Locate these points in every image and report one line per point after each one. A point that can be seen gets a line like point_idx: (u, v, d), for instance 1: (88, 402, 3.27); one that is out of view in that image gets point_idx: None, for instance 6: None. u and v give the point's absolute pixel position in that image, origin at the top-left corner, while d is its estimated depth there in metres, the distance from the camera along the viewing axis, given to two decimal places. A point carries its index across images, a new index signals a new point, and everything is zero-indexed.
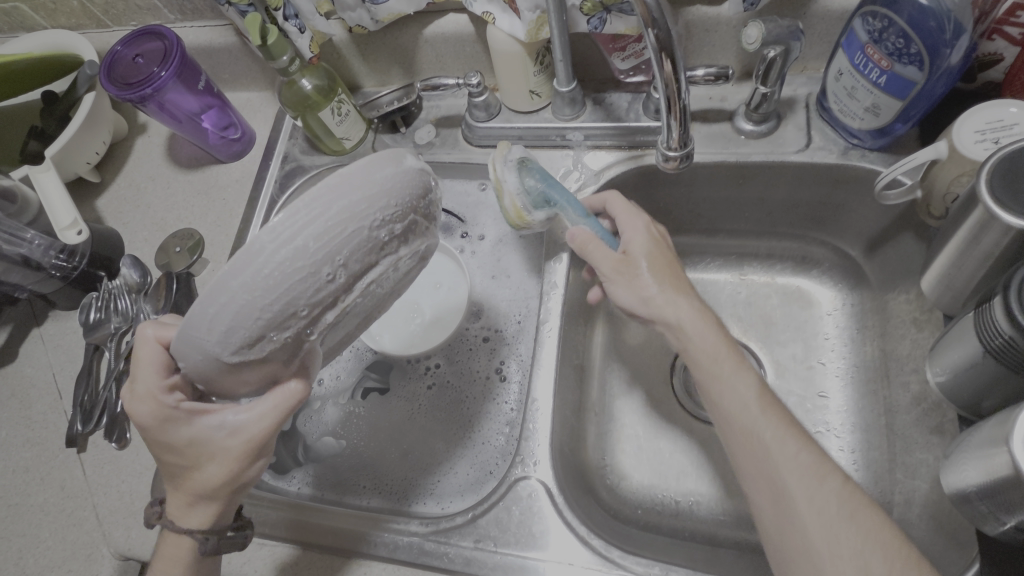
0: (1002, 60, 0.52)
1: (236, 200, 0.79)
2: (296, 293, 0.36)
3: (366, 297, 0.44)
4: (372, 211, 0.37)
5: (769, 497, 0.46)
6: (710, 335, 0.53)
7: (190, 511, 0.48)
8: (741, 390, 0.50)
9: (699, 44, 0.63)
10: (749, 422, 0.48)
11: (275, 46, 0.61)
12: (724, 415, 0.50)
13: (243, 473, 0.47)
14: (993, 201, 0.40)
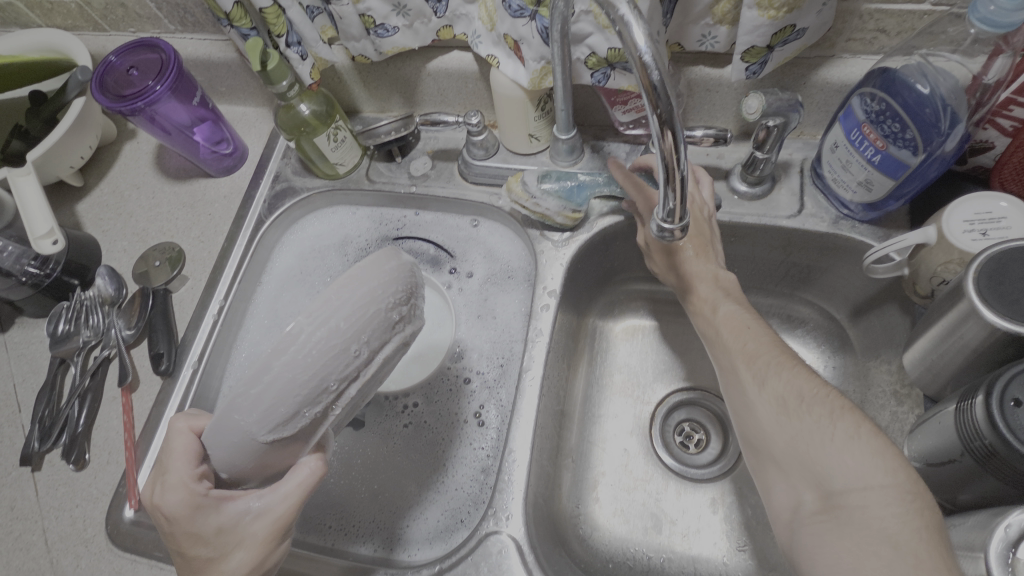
0: (992, 148, 0.53)
1: (221, 215, 0.77)
2: (333, 370, 0.36)
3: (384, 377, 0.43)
4: (398, 287, 0.38)
5: (742, 404, 0.50)
6: (713, 289, 0.57)
7: None
8: (729, 319, 0.55)
9: (699, 102, 0.64)
10: (738, 335, 0.53)
11: (274, 71, 0.60)
12: (716, 339, 0.55)
13: (269, 557, 0.46)
14: (979, 298, 0.40)
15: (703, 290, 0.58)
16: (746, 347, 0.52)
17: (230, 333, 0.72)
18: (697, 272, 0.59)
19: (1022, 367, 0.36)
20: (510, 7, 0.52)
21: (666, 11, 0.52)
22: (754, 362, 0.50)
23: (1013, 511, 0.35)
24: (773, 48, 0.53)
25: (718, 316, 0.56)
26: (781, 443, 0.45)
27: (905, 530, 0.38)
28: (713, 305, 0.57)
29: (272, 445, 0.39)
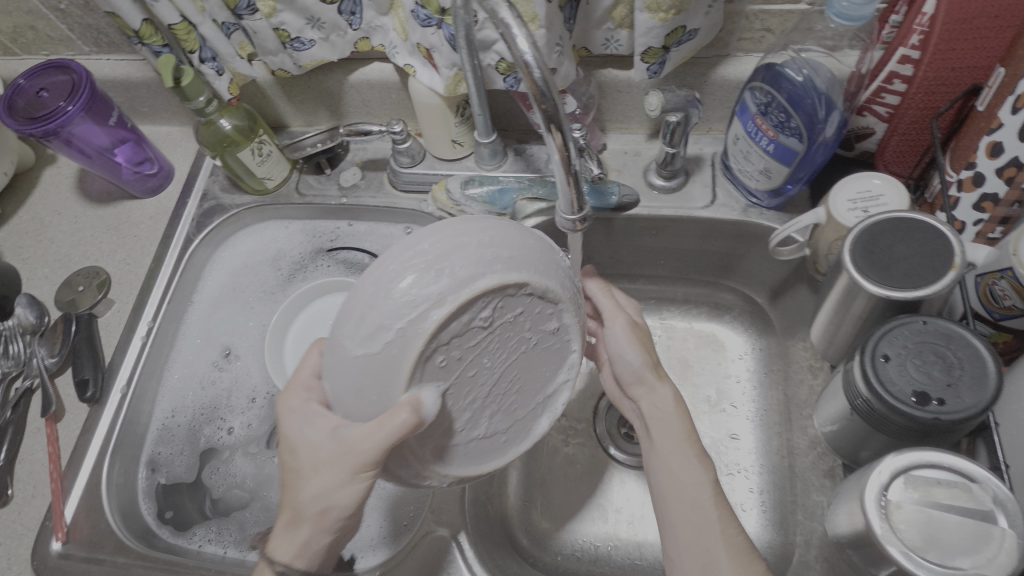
0: (873, 134, 0.58)
1: (148, 237, 0.76)
2: (419, 289, 0.39)
3: (470, 332, 0.42)
4: (489, 230, 0.42)
5: (683, 573, 0.46)
6: (669, 443, 0.51)
7: (282, 537, 0.45)
8: (698, 491, 0.48)
9: (613, 103, 0.67)
10: (703, 506, 0.47)
11: (190, 87, 0.60)
12: (670, 498, 0.49)
13: (334, 496, 0.43)
14: (854, 268, 0.42)
15: (662, 452, 0.51)
16: (716, 530, 0.46)
17: (160, 355, 0.70)
18: (652, 408, 0.53)
19: (888, 324, 0.38)
20: (418, 16, 0.54)
21: (568, 16, 0.55)
22: (721, 552, 0.45)
23: (879, 458, 0.37)
24: (669, 49, 0.56)
25: (669, 473, 0.50)
26: None
27: None
28: (682, 452, 0.50)
29: (370, 369, 0.41)
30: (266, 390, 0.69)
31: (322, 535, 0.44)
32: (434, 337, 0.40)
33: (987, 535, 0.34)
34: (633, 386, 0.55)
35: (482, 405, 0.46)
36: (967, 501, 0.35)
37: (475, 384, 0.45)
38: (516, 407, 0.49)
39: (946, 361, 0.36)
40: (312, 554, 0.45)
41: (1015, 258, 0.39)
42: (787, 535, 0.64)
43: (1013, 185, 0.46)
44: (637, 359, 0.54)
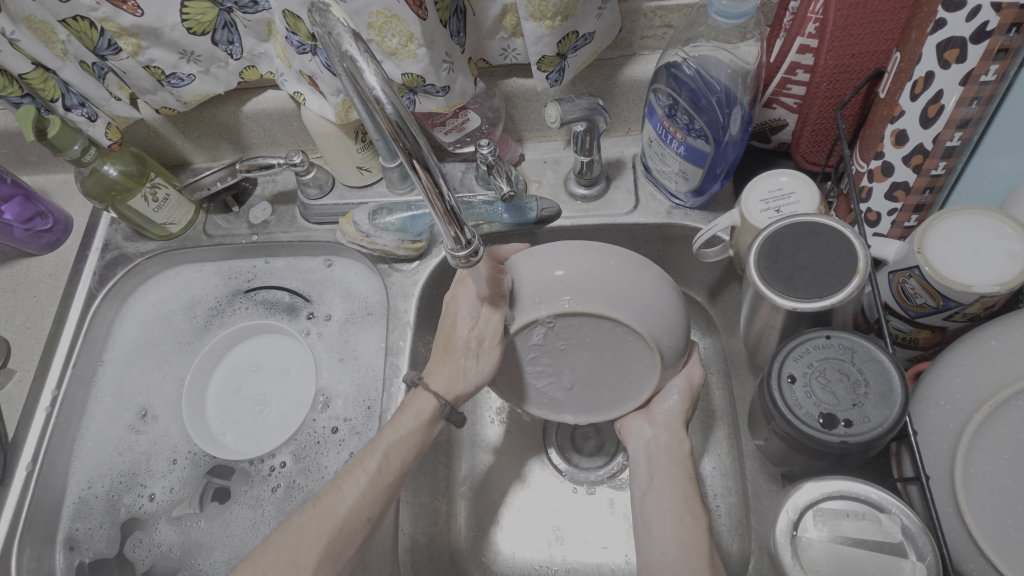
0: (786, 126, 0.56)
1: (48, 296, 0.70)
2: (563, 294, 0.46)
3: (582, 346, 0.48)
4: (628, 270, 0.47)
5: None
6: (674, 477, 0.49)
7: (439, 381, 0.49)
8: (694, 523, 0.46)
9: (525, 112, 0.64)
10: (694, 536, 0.46)
11: (59, 137, 0.55)
12: (665, 526, 0.47)
13: (475, 363, 0.47)
14: (760, 280, 0.40)
15: (665, 485, 0.49)
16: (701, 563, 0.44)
17: (69, 424, 0.66)
18: (667, 446, 0.50)
19: (792, 342, 0.36)
20: (292, 43, 0.51)
21: (457, 29, 0.51)
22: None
23: (789, 494, 0.37)
24: (566, 55, 0.53)
25: (667, 499, 0.48)
26: None
27: None
28: (677, 487, 0.48)
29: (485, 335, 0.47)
30: (187, 449, 0.65)
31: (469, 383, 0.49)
32: (550, 334, 0.48)
33: (897, 569, 0.34)
34: (653, 410, 0.53)
35: (549, 394, 0.52)
36: (874, 533, 0.35)
37: (559, 377, 0.51)
38: (573, 405, 0.53)
39: (851, 378, 0.35)
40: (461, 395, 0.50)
41: (920, 256, 0.38)
42: (743, 541, 0.61)
43: (921, 172, 0.45)
44: (677, 398, 0.52)
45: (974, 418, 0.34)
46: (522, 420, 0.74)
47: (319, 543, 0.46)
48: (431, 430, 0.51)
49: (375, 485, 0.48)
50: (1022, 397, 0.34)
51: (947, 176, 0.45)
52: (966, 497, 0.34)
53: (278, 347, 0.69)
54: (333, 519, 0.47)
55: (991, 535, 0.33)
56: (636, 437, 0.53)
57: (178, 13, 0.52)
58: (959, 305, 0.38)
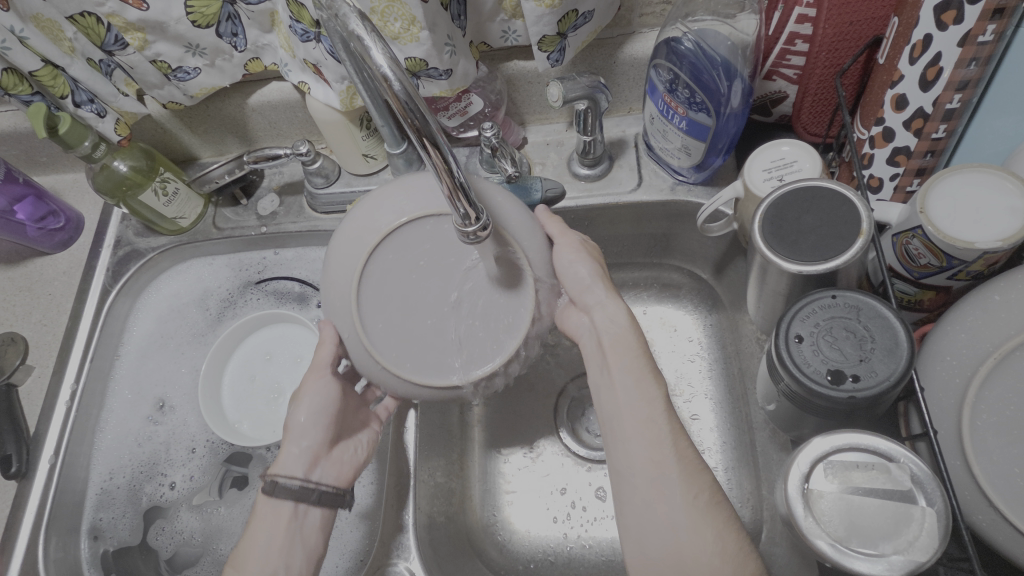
0: (787, 97, 0.56)
1: (63, 293, 0.71)
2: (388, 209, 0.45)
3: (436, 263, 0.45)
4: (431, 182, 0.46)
5: (632, 487, 0.45)
6: (620, 359, 0.48)
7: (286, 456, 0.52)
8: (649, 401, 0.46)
9: (526, 95, 0.65)
10: (653, 410, 0.46)
11: (69, 134, 0.56)
12: (623, 409, 0.47)
13: (295, 430, 0.52)
14: (765, 245, 0.41)
15: (612, 364, 0.49)
16: (665, 440, 0.45)
17: (89, 417, 0.67)
18: (604, 322, 0.50)
19: (798, 302, 0.37)
20: (296, 31, 0.51)
21: (457, 13, 0.52)
22: (672, 464, 0.44)
23: (799, 448, 0.38)
24: (566, 35, 0.54)
25: (618, 384, 0.48)
26: (662, 549, 0.42)
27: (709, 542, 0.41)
28: (623, 366, 0.48)
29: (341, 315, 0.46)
30: (205, 437, 0.66)
31: (295, 451, 0.51)
32: (400, 260, 0.45)
33: (907, 517, 0.35)
34: (582, 299, 0.51)
35: (424, 354, 0.45)
36: (886, 482, 0.36)
37: (424, 330, 0.45)
38: (457, 361, 0.45)
39: (857, 335, 0.35)
40: (294, 467, 0.51)
41: (922, 216, 0.38)
42: (756, 513, 0.62)
43: (922, 136, 0.46)
44: (588, 271, 0.51)
45: (980, 370, 0.35)
46: (530, 401, 0.74)
47: None
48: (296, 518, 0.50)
49: None
50: None
51: (947, 139, 0.46)
52: (974, 447, 0.35)
53: (289, 336, 0.70)
54: None
55: (997, 482, 0.34)
56: (578, 330, 0.52)
57: (182, 7, 0.53)
58: (962, 262, 0.39)
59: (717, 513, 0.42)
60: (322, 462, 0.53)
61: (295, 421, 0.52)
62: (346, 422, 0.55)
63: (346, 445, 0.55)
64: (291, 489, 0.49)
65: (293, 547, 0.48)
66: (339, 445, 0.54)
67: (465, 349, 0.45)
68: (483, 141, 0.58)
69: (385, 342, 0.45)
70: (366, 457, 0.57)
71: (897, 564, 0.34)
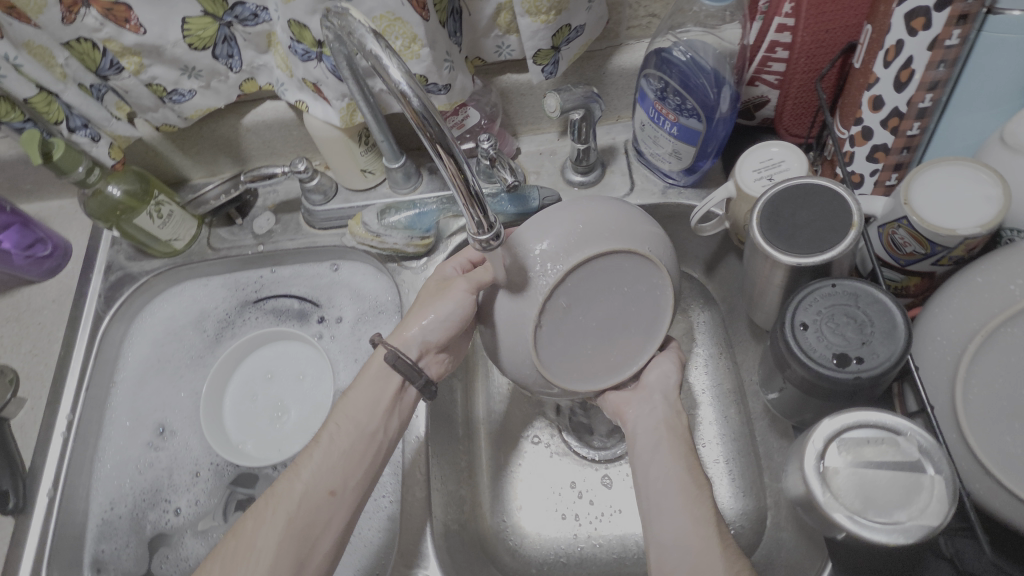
0: (768, 102, 0.59)
1: (54, 322, 0.70)
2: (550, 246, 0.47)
3: (587, 294, 0.48)
4: (592, 213, 0.49)
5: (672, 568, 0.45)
6: (673, 445, 0.51)
7: (406, 335, 0.52)
8: (699, 491, 0.47)
9: (519, 107, 0.67)
10: (701, 496, 0.47)
11: (64, 159, 0.56)
12: (670, 489, 0.48)
13: (418, 319, 0.52)
14: (764, 240, 0.43)
15: (667, 450, 0.51)
16: (709, 527, 0.46)
17: (88, 446, 0.65)
18: (663, 417, 0.53)
19: (802, 292, 0.39)
20: (297, 52, 0.52)
21: (454, 30, 0.54)
22: (716, 549, 0.44)
23: (811, 428, 0.40)
24: (560, 48, 0.56)
25: (671, 468, 0.49)
26: None
27: None
28: (674, 456, 0.50)
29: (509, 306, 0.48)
30: (209, 460, 0.65)
31: (417, 333, 0.52)
32: (562, 299, 0.47)
33: (918, 486, 0.36)
34: (647, 383, 0.55)
35: (578, 368, 0.50)
36: (894, 455, 0.38)
37: (581, 349, 0.49)
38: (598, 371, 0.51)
39: (858, 320, 0.38)
40: (411, 347, 0.52)
41: (907, 207, 0.41)
42: (759, 499, 0.64)
43: (898, 134, 0.49)
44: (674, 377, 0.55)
45: (969, 347, 0.38)
46: (535, 405, 0.76)
47: (282, 519, 0.47)
48: (401, 396, 0.53)
49: (331, 450, 0.50)
50: (1010, 324, 0.37)
51: (921, 136, 0.49)
52: (967, 419, 0.37)
53: (291, 353, 0.69)
54: (291, 498, 0.48)
55: (991, 450, 0.37)
56: (632, 414, 0.54)
57: (179, 30, 0.53)
58: (945, 249, 0.42)
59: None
60: (428, 356, 0.54)
61: (424, 319, 0.52)
62: (457, 338, 0.56)
63: (446, 355, 0.56)
64: (404, 366, 0.51)
65: (392, 416, 0.53)
66: (443, 350, 0.55)
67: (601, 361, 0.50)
68: (481, 153, 0.59)
69: (554, 363, 0.49)
70: (458, 358, 0.59)
71: (911, 531, 0.36)
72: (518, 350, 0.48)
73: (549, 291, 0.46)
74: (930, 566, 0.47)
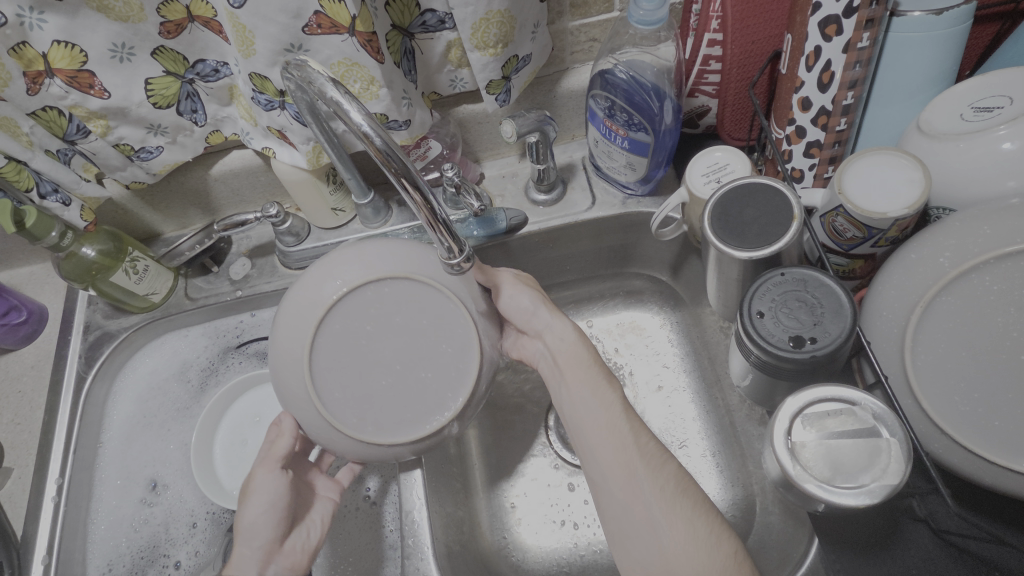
0: (709, 110, 0.64)
1: (35, 388, 0.70)
2: (321, 283, 0.49)
3: (369, 331, 0.49)
4: (358, 250, 0.50)
5: (610, 487, 0.48)
6: (577, 372, 0.53)
7: (238, 551, 0.50)
8: (611, 408, 0.51)
9: (478, 134, 0.70)
10: (613, 412, 0.51)
11: (36, 225, 0.57)
12: (588, 413, 0.51)
13: (245, 520, 0.51)
14: (717, 238, 0.47)
15: (569, 377, 0.54)
16: (628, 433, 0.49)
17: (80, 509, 0.65)
18: (556, 343, 0.55)
19: (756, 283, 0.42)
20: (259, 102, 0.54)
21: (408, 69, 0.57)
22: (638, 460, 0.48)
23: (778, 408, 0.43)
24: (510, 78, 0.59)
25: (580, 399, 0.52)
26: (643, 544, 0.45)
27: (687, 536, 0.44)
28: (580, 383, 0.53)
29: (288, 368, 0.49)
30: (205, 509, 0.65)
31: (247, 551, 0.50)
32: (339, 339, 0.48)
33: (877, 449, 0.40)
34: (532, 327, 0.56)
35: (386, 417, 0.49)
36: (853, 424, 0.41)
37: (376, 393, 0.49)
38: (415, 413, 0.49)
39: (809, 303, 0.41)
40: (247, 567, 0.49)
41: (842, 197, 0.45)
42: (747, 487, 0.66)
43: (828, 130, 0.53)
44: (529, 299, 0.55)
45: (911, 319, 0.41)
46: (521, 421, 0.77)
47: None
48: None
49: None
50: (945, 292, 0.40)
51: (849, 130, 0.53)
52: (919, 386, 0.40)
53: (278, 396, 0.70)
54: None
55: (942, 409, 0.40)
56: (534, 354, 0.57)
57: (143, 90, 0.55)
58: (880, 230, 0.45)
59: (686, 501, 0.45)
60: (276, 557, 0.51)
61: (247, 520, 0.51)
62: (297, 506, 0.55)
63: (299, 531, 0.54)
64: None
65: None
66: (290, 534, 0.53)
67: (416, 406, 0.49)
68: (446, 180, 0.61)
69: (342, 408, 0.48)
70: (320, 534, 0.55)
71: (875, 492, 0.39)
72: (304, 400, 0.48)
73: (314, 325, 0.48)
74: (909, 529, 0.49)
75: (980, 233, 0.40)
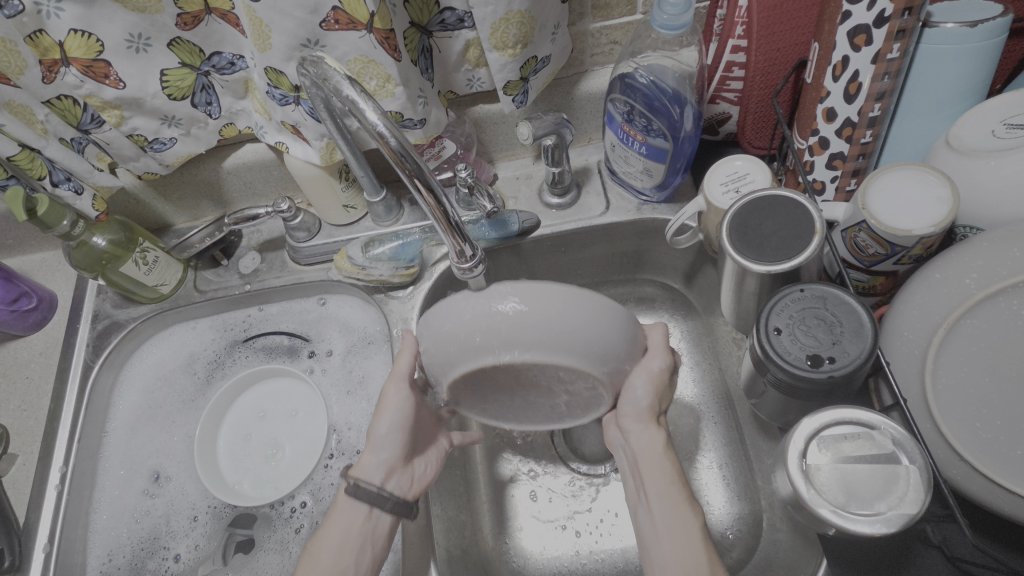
0: (729, 117, 0.62)
1: (42, 375, 0.70)
2: (492, 328, 0.44)
3: (528, 377, 0.49)
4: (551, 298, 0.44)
5: None
6: (654, 483, 0.48)
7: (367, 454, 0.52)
8: (688, 527, 0.45)
9: (493, 135, 0.69)
10: (691, 537, 0.44)
11: (48, 214, 0.57)
12: (661, 529, 0.46)
13: (379, 428, 0.53)
14: (734, 251, 0.46)
15: (651, 485, 0.48)
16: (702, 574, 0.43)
17: (82, 498, 0.65)
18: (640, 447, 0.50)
19: (773, 299, 0.41)
20: (274, 96, 0.54)
21: (425, 67, 0.56)
22: None
23: (793, 429, 0.42)
24: (528, 79, 0.58)
25: (657, 513, 0.46)
26: None
27: None
28: (658, 496, 0.47)
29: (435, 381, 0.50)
30: (206, 504, 0.65)
31: (375, 458, 0.52)
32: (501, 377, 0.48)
33: (894, 476, 0.39)
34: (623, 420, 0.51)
35: (516, 411, 0.56)
36: (871, 448, 0.40)
37: (514, 402, 0.54)
38: (536, 415, 0.57)
39: (827, 321, 0.40)
40: (373, 474, 0.52)
41: (866, 212, 0.44)
42: (754, 501, 0.65)
43: (853, 142, 0.52)
44: (647, 398, 0.50)
45: (933, 341, 0.40)
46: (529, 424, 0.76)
47: None
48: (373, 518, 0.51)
49: None
50: (969, 316, 0.39)
51: (875, 142, 0.52)
52: (939, 411, 0.39)
53: (284, 391, 0.69)
54: None
55: (962, 436, 0.38)
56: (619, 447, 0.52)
57: (158, 81, 0.54)
58: (903, 248, 0.44)
59: None
60: (397, 473, 0.53)
61: (379, 431, 0.53)
62: (419, 436, 0.56)
63: (419, 459, 0.55)
64: (370, 493, 0.50)
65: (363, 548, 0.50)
66: (412, 460, 0.55)
67: (539, 413, 0.56)
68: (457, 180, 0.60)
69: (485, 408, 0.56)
70: (434, 467, 0.56)
71: (891, 520, 0.38)
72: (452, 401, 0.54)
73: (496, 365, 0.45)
74: (922, 556, 0.48)
75: (1010, 255, 0.38)
